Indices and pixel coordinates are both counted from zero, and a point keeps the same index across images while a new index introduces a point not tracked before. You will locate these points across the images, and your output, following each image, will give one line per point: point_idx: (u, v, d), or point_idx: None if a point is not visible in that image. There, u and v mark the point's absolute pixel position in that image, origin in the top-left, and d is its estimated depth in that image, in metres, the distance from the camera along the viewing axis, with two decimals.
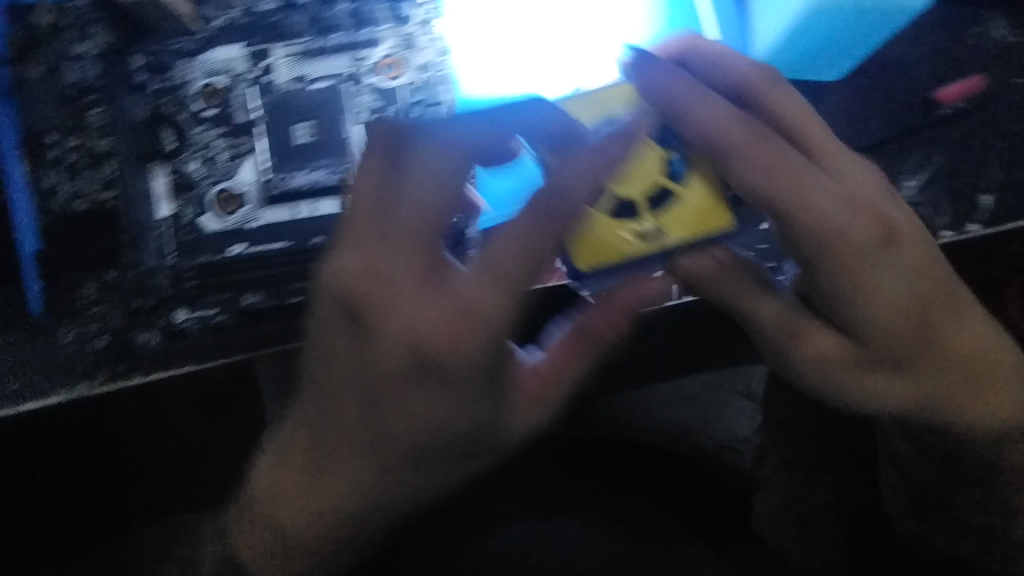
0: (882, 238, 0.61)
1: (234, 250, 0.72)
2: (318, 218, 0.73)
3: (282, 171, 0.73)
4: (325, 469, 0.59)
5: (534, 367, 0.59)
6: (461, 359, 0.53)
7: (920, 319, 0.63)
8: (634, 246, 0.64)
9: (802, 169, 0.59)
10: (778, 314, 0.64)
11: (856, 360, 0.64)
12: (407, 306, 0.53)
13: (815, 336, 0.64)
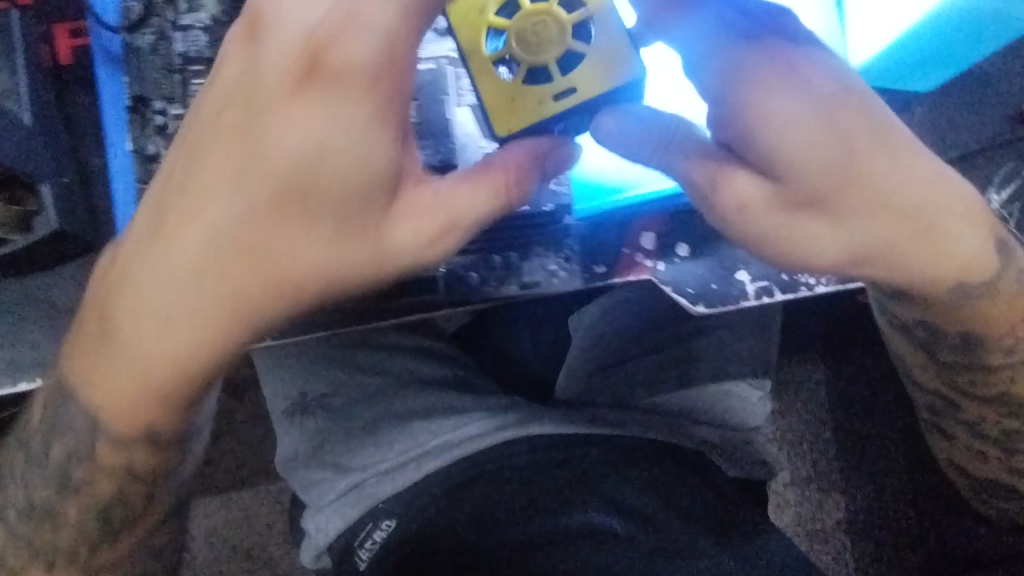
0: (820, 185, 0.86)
1: None
2: None
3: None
4: (274, 54, 0.84)
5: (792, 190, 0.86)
6: (358, 52, 0.82)
7: (842, 169, 0.84)
8: (548, 108, 0.94)
9: (805, 125, 0.82)
10: (766, 200, 0.86)
11: (796, 230, 0.88)
12: (368, 15, 0.81)
13: (764, 211, 0.87)
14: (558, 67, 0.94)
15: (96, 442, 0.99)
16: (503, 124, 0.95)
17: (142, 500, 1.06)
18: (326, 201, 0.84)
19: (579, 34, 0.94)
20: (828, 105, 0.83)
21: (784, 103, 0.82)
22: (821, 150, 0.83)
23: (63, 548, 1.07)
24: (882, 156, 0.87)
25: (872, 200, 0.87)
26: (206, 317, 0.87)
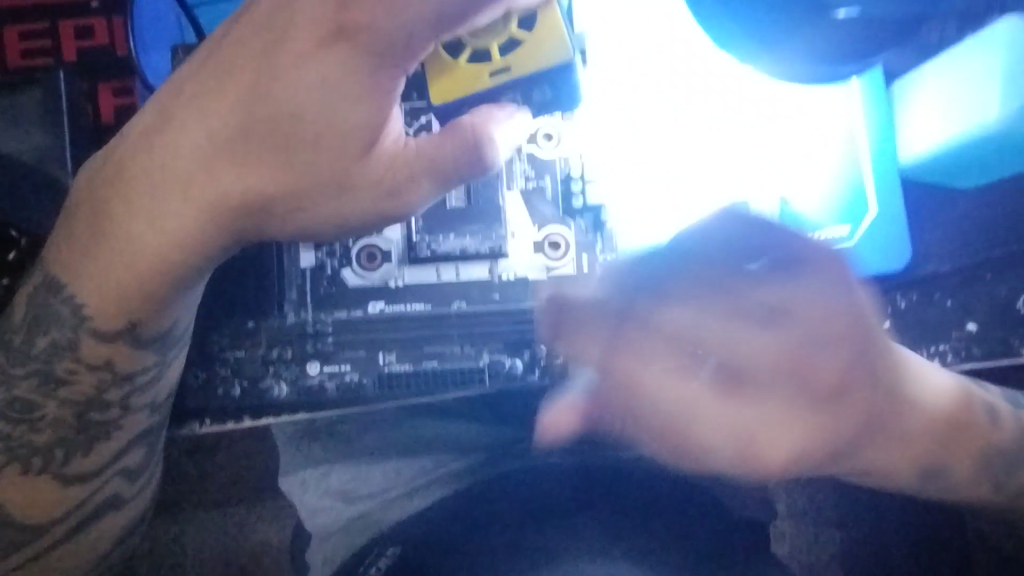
0: (760, 343, 0.67)
1: (373, 307, 0.81)
2: (468, 281, 0.82)
3: (516, 272, 0.83)
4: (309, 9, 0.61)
5: (686, 401, 0.70)
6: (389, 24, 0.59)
7: (730, 396, 0.68)
8: (484, 87, 0.65)
9: (728, 319, 0.68)
10: (667, 387, 0.70)
11: (709, 419, 0.69)
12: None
13: (659, 375, 0.70)
14: (500, 45, 0.64)
15: (77, 329, 0.71)
16: (437, 93, 0.65)
17: (119, 407, 0.76)
18: (317, 144, 0.62)
19: (523, 9, 0.64)
20: (778, 296, 0.66)
21: (749, 344, 0.67)
22: (762, 341, 0.67)
23: (31, 450, 0.75)
24: (860, 339, 0.67)
25: (816, 406, 0.67)
26: (174, 233, 0.66)
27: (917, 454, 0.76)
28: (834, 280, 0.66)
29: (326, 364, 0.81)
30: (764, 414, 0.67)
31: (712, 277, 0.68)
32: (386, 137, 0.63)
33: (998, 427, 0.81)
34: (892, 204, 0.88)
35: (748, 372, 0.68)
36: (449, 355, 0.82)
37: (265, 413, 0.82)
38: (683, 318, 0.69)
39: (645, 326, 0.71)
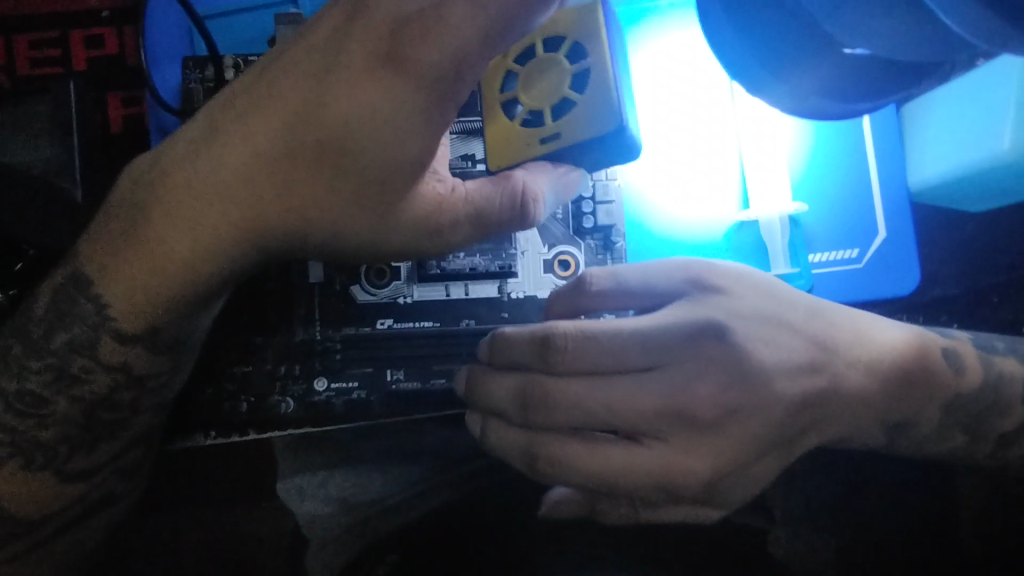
0: (648, 389, 0.65)
1: (382, 323, 0.82)
2: (478, 299, 0.82)
3: (525, 290, 0.83)
4: (362, 31, 0.58)
5: (610, 456, 0.65)
6: (436, 57, 0.55)
7: (661, 433, 0.65)
8: (535, 152, 0.74)
9: (637, 380, 0.66)
10: (576, 449, 0.66)
11: (626, 468, 0.64)
12: (454, 24, 0.55)
13: (563, 448, 0.66)
14: (555, 113, 0.73)
15: (97, 330, 0.70)
16: (495, 157, 0.76)
17: (127, 408, 0.75)
18: (362, 180, 0.60)
19: (579, 82, 0.72)
20: (641, 331, 0.68)
21: (650, 385, 0.65)
22: (651, 394, 0.65)
23: (36, 445, 0.74)
24: (734, 359, 0.66)
25: (720, 431, 0.65)
26: (202, 244, 0.63)
27: (869, 401, 0.74)
28: (701, 308, 0.70)
29: (333, 380, 0.81)
30: (671, 458, 0.64)
31: (573, 339, 0.68)
32: (435, 182, 0.64)
33: (962, 377, 0.79)
34: (897, 226, 0.88)
35: (643, 429, 0.65)
36: (458, 372, 0.81)
37: (269, 427, 0.82)
38: (580, 386, 0.67)
39: (556, 412, 0.67)
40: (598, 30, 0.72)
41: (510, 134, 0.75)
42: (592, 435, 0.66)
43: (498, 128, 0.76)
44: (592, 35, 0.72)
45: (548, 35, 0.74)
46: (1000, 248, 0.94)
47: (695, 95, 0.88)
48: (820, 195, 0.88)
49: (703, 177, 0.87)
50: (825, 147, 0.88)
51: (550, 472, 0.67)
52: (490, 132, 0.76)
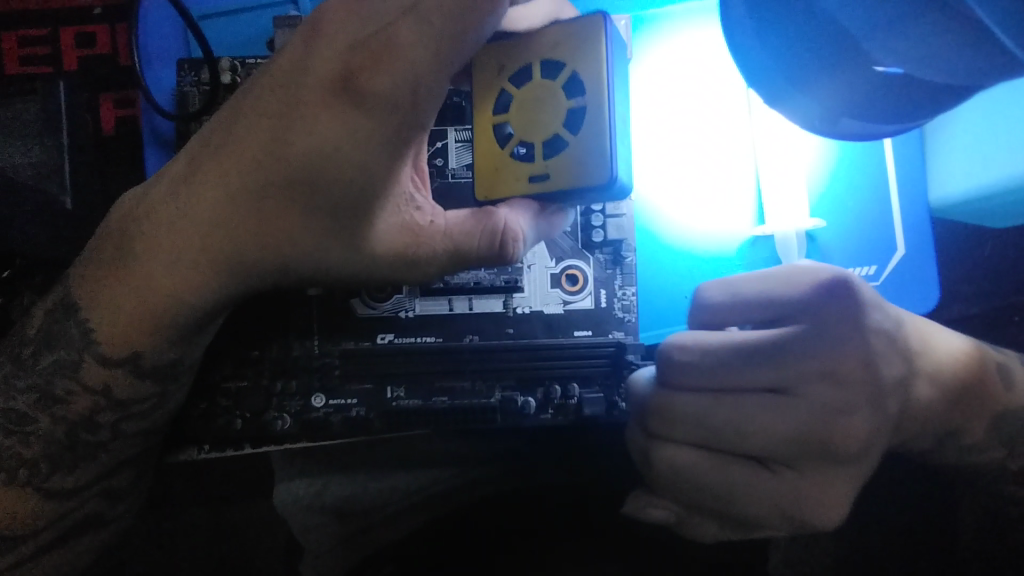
0: (784, 413, 0.65)
1: (383, 338, 0.80)
2: (482, 314, 0.80)
3: (531, 305, 0.81)
4: (318, 59, 0.59)
5: (733, 472, 0.67)
6: (390, 80, 0.57)
7: (793, 454, 0.65)
8: (523, 189, 0.71)
9: (774, 406, 0.65)
10: (692, 462, 0.68)
11: (740, 485, 0.67)
12: (404, 43, 0.56)
13: (686, 460, 0.68)
14: (546, 149, 0.70)
15: (81, 353, 0.71)
16: (482, 185, 0.73)
17: (108, 432, 0.74)
18: (343, 205, 0.61)
19: (574, 120, 0.69)
20: (773, 353, 0.66)
21: (770, 409, 0.65)
22: (796, 415, 0.65)
23: (20, 462, 0.74)
24: (867, 382, 0.67)
25: (845, 458, 0.66)
26: (197, 266, 0.65)
27: (929, 417, 0.76)
28: (835, 333, 0.66)
29: (331, 397, 0.78)
30: (801, 479, 0.66)
31: (702, 357, 0.67)
32: (414, 212, 0.66)
33: (1013, 392, 0.79)
34: (919, 240, 0.85)
35: (779, 454, 0.66)
36: (459, 390, 0.78)
37: (265, 444, 0.79)
38: (706, 403, 0.67)
39: (677, 428, 0.68)
40: (600, 64, 0.68)
41: (495, 169, 0.72)
42: (724, 452, 0.68)
43: (483, 156, 0.73)
44: (594, 69, 0.68)
45: (547, 58, 0.70)
46: (1001, 262, 0.95)
47: (712, 106, 0.86)
48: (838, 210, 0.86)
49: (720, 192, 0.85)
50: (842, 159, 0.86)
51: (666, 476, 0.70)
52: (477, 161, 0.73)
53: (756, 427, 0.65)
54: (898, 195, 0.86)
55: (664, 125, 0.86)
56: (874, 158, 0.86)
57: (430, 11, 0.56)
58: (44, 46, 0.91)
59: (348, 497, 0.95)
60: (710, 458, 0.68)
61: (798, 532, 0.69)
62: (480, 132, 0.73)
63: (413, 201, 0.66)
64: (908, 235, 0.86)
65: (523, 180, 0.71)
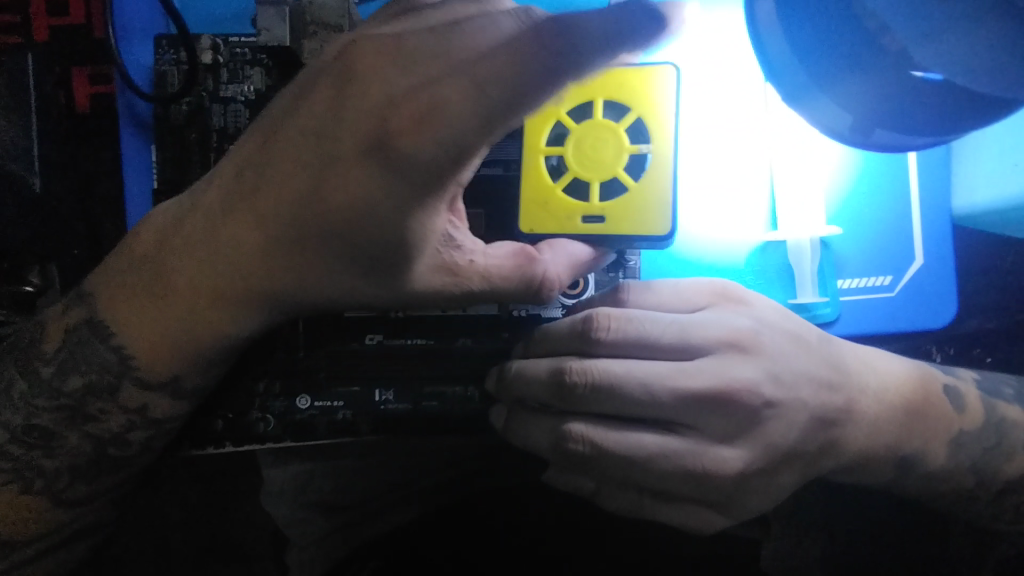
0: (690, 374, 0.68)
1: (371, 339, 0.78)
2: (476, 315, 0.78)
3: (529, 308, 0.79)
4: (353, 118, 0.56)
5: (643, 444, 0.68)
6: (430, 148, 0.52)
7: (702, 416, 0.67)
8: (574, 226, 0.75)
9: (679, 369, 0.68)
10: (593, 430, 0.69)
11: (652, 453, 0.68)
12: (451, 108, 0.51)
13: (587, 428, 0.69)
14: (601, 191, 0.75)
15: (119, 377, 0.70)
16: (525, 219, 0.75)
17: (137, 448, 0.74)
18: (337, 229, 0.58)
19: (633, 169, 0.75)
20: (679, 323, 0.71)
21: (688, 370, 0.68)
22: (704, 378, 0.68)
23: (39, 473, 0.72)
24: (774, 354, 0.71)
25: (753, 420, 0.68)
26: (198, 274, 0.66)
27: (879, 433, 0.76)
28: (727, 312, 0.74)
29: (317, 398, 0.77)
30: (703, 446, 0.68)
31: (616, 321, 0.70)
32: (452, 252, 0.64)
33: (965, 415, 0.80)
34: (938, 251, 0.84)
35: (680, 417, 0.68)
36: (450, 395, 0.76)
37: (247, 446, 0.76)
38: (618, 365, 0.68)
39: (597, 398, 0.68)
40: (665, 122, 0.74)
41: (539, 206, 0.75)
42: (625, 421, 0.69)
43: (530, 184, 0.76)
44: (658, 119, 0.74)
45: (613, 100, 0.75)
46: (1010, 279, 0.92)
47: (726, 104, 0.83)
48: (855, 217, 0.83)
49: (734, 194, 0.82)
50: (864, 167, 0.83)
51: (587, 455, 0.69)
52: (524, 192, 0.76)
53: (665, 389, 0.67)
54: (917, 203, 0.83)
55: (681, 125, 0.83)
56: (894, 165, 0.83)
57: (483, 74, 0.49)
58: (14, 14, 0.88)
59: (336, 491, 0.94)
60: (615, 428, 0.68)
61: (706, 495, 0.70)
62: (529, 157, 0.76)
63: (452, 243, 0.64)
64: (924, 245, 0.84)
65: (576, 224, 0.75)
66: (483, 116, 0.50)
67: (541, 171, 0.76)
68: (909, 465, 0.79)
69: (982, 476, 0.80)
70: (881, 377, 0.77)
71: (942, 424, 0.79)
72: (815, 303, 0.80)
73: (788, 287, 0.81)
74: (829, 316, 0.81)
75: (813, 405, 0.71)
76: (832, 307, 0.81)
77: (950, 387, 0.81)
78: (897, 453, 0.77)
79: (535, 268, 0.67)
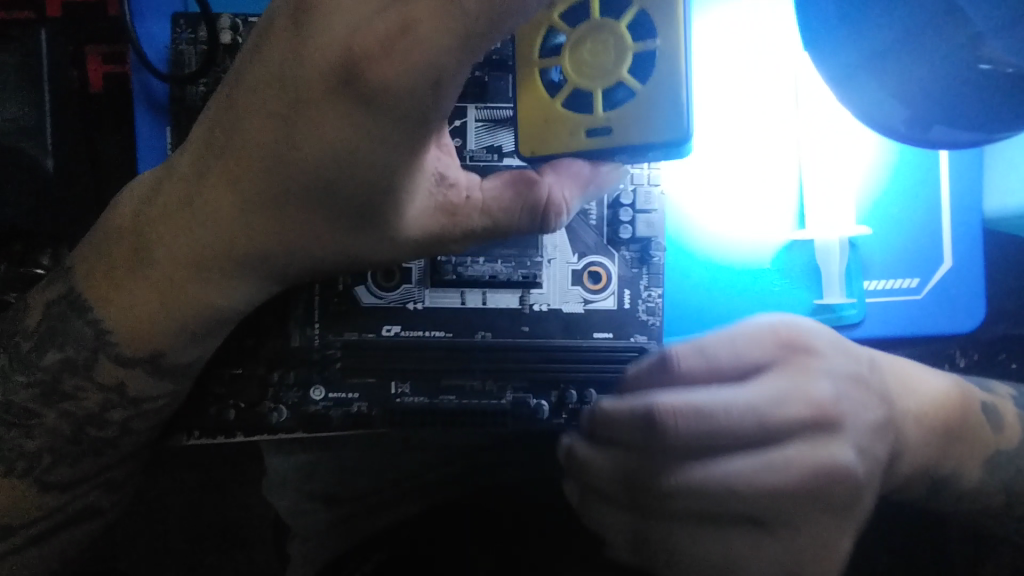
0: (780, 464, 0.57)
1: (389, 331, 0.78)
2: (494, 309, 0.79)
3: (550, 302, 0.79)
4: (325, 38, 0.52)
5: (736, 558, 0.57)
6: (400, 76, 0.50)
7: (804, 509, 0.58)
8: (578, 143, 0.71)
9: (769, 463, 0.57)
10: (686, 540, 0.56)
11: (745, 557, 0.57)
12: (427, 35, 0.48)
13: (679, 533, 0.56)
14: (605, 98, 0.70)
15: (94, 352, 0.69)
16: (527, 140, 0.72)
17: (117, 428, 0.72)
18: (368, 210, 0.57)
19: (643, 67, 0.69)
20: (754, 403, 0.58)
21: (780, 461, 0.57)
22: (797, 469, 0.58)
23: (20, 454, 0.72)
24: (853, 424, 0.64)
25: (850, 508, 0.60)
26: (210, 252, 0.63)
27: (922, 455, 0.76)
28: (799, 377, 0.64)
29: (331, 390, 0.77)
30: (804, 547, 0.58)
31: (681, 412, 0.56)
32: (447, 189, 0.65)
33: (1002, 434, 0.81)
34: (965, 254, 0.85)
35: (779, 517, 0.57)
36: (469, 389, 0.78)
37: (258, 435, 0.78)
38: (698, 468, 0.56)
39: (679, 503, 0.55)
40: (677, 14, 0.68)
41: (539, 134, 0.72)
42: (716, 521, 0.56)
43: (529, 100, 0.72)
44: (672, 15, 0.68)
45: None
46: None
47: (759, 101, 0.83)
48: (884, 218, 0.84)
49: (766, 194, 0.83)
50: (896, 170, 0.84)
51: (654, 559, 0.59)
52: (523, 106, 0.72)
53: (760, 494, 0.56)
54: (947, 208, 0.85)
55: (716, 124, 0.83)
56: (927, 170, 0.84)
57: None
58: None
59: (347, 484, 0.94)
60: (706, 542, 0.56)
61: None
62: (525, 73, 0.72)
63: (445, 180, 0.65)
64: (953, 250, 0.85)
65: (579, 141, 0.71)
66: (464, 37, 0.48)
67: (540, 85, 0.72)
68: (941, 482, 0.80)
69: (1000, 489, 0.81)
70: (924, 395, 0.78)
71: (983, 444, 0.80)
72: (840, 303, 0.82)
73: (815, 287, 0.82)
74: (854, 316, 0.83)
75: (880, 453, 0.69)
76: (858, 308, 0.83)
77: (991, 406, 0.83)
78: (932, 471, 0.78)
79: (521, 187, 0.68)
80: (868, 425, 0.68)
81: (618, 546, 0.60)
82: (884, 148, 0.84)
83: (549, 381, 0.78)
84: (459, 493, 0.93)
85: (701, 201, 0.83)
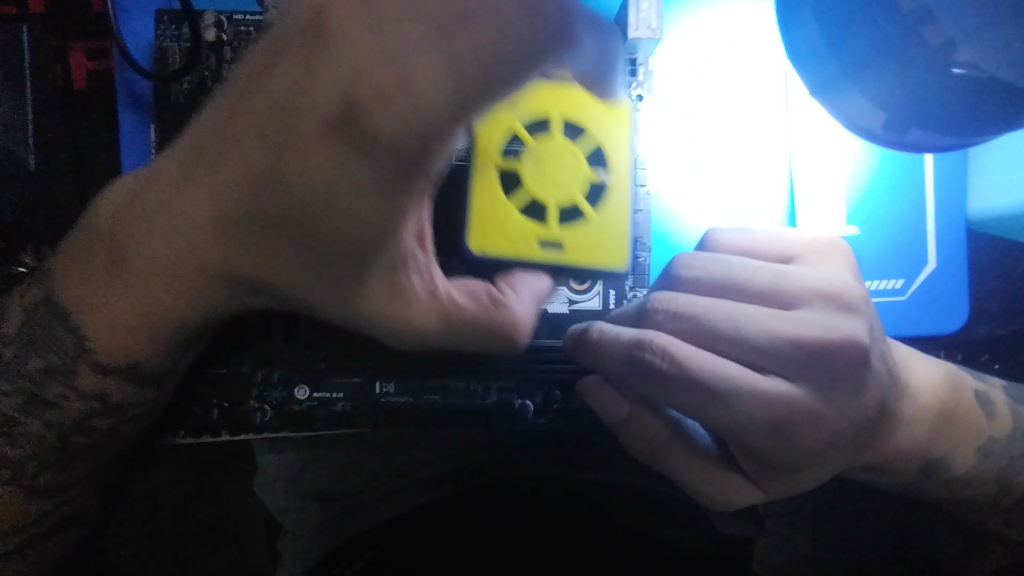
0: (796, 317, 0.69)
1: (373, 330, 0.77)
2: None
3: None
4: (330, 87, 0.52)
5: (736, 374, 0.66)
6: (395, 130, 0.48)
7: (800, 360, 0.67)
8: (530, 253, 0.76)
9: (778, 313, 0.69)
10: (690, 347, 0.67)
11: (748, 398, 0.65)
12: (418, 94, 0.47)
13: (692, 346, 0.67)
14: (558, 215, 0.78)
15: (75, 360, 0.69)
16: (476, 236, 0.76)
17: (103, 434, 0.74)
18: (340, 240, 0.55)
19: (591, 195, 0.78)
20: (776, 271, 0.73)
21: (784, 312, 0.69)
22: (807, 320, 0.69)
23: (4, 462, 0.73)
24: (868, 314, 0.72)
25: (850, 386, 0.68)
26: (179, 252, 0.61)
27: (915, 434, 0.78)
28: (829, 270, 0.74)
29: (316, 390, 0.77)
30: (794, 398, 0.66)
31: (700, 260, 0.75)
32: (412, 277, 0.60)
33: (996, 421, 0.83)
34: (949, 253, 0.86)
35: (778, 356, 0.67)
36: (453, 389, 0.78)
37: (243, 435, 0.78)
38: (708, 299, 0.71)
39: (678, 321, 0.70)
40: (624, 149, 0.78)
41: (483, 242, 0.76)
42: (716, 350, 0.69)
43: (489, 208, 0.76)
44: (618, 154, 0.78)
45: (568, 119, 0.78)
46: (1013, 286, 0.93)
47: (744, 103, 0.84)
48: (870, 218, 0.85)
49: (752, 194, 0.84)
50: (881, 170, 0.85)
51: (662, 376, 0.66)
52: (478, 207, 0.76)
53: (761, 321, 0.68)
54: (932, 206, 0.85)
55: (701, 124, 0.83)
56: (911, 170, 0.85)
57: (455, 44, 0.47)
58: None
59: None
60: (707, 353, 0.67)
61: (776, 457, 0.69)
62: (490, 173, 0.77)
63: (424, 282, 0.62)
64: (938, 248, 0.86)
65: (530, 252, 0.76)
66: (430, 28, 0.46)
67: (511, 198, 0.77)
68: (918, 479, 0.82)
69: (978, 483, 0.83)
70: (923, 359, 0.82)
71: (978, 429, 0.82)
72: None
73: None
74: None
75: (886, 373, 0.72)
76: None
77: (986, 394, 0.85)
78: (914, 459, 0.80)
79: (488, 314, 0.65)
80: (885, 349, 0.74)
81: (610, 370, 0.69)
82: (868, 148, 0.85)
83: (534, 380, 0.78)
84: (444, 491, 0.93)
85: (687, 198, 0.83)
